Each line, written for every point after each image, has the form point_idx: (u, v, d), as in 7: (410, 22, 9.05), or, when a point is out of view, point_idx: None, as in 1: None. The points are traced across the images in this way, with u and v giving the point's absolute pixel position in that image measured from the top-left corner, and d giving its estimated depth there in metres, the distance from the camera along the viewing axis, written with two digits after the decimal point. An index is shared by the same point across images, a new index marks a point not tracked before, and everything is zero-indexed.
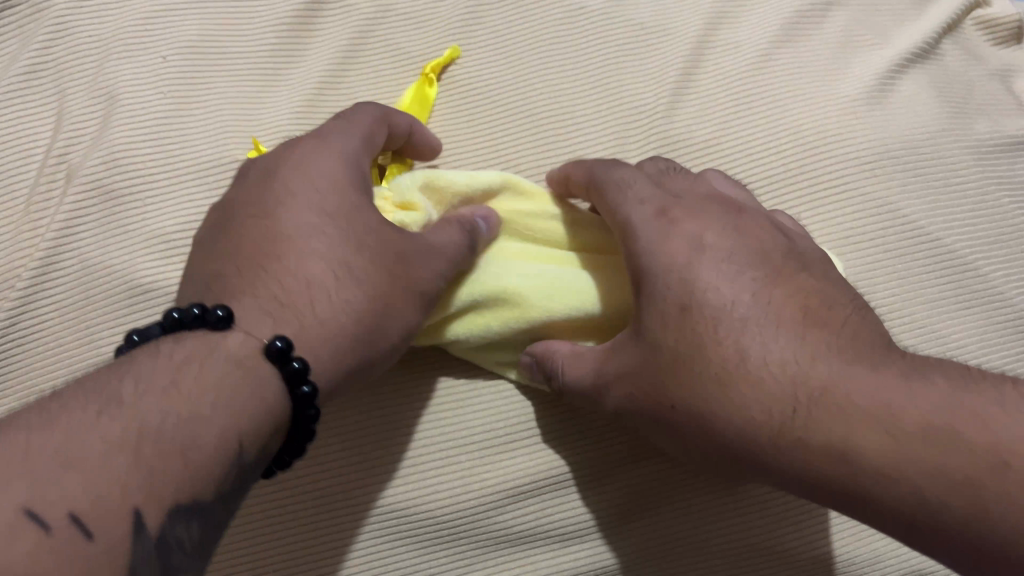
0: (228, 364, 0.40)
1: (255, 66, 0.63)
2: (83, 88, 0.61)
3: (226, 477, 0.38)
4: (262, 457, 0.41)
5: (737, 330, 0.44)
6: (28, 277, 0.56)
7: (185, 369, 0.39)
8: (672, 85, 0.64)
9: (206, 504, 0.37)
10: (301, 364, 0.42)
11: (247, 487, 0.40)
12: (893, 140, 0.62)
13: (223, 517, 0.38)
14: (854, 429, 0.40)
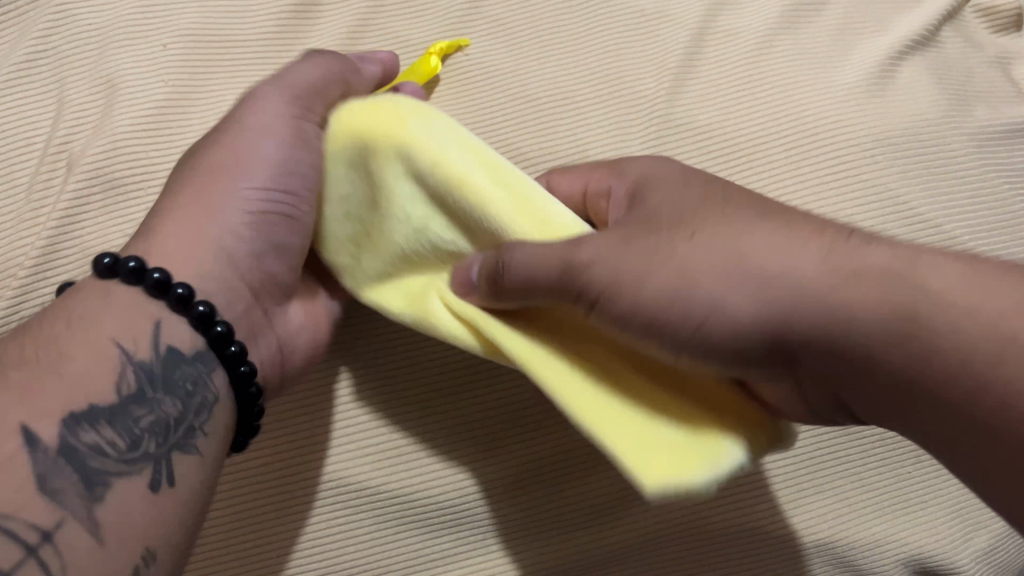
0: (127, 304, 0.44)
1: (256, 53, 0.63)
2: (84, 76, 0.60)
3: (128, 385, 0.42)
4: (181, 369, 0.44)
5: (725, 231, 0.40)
6: (31, 264, 0.56)
7: (77, 319, 0.43)
8: (673, 72, 0.64)
9: (111, 411, 0.40)
10: (184, 290, 0.45)
11: (172, 394, 0.43)
12: (893, 126, 0.63)
13: (151, 423, 0.41)
14: (856, 299, 0.37)
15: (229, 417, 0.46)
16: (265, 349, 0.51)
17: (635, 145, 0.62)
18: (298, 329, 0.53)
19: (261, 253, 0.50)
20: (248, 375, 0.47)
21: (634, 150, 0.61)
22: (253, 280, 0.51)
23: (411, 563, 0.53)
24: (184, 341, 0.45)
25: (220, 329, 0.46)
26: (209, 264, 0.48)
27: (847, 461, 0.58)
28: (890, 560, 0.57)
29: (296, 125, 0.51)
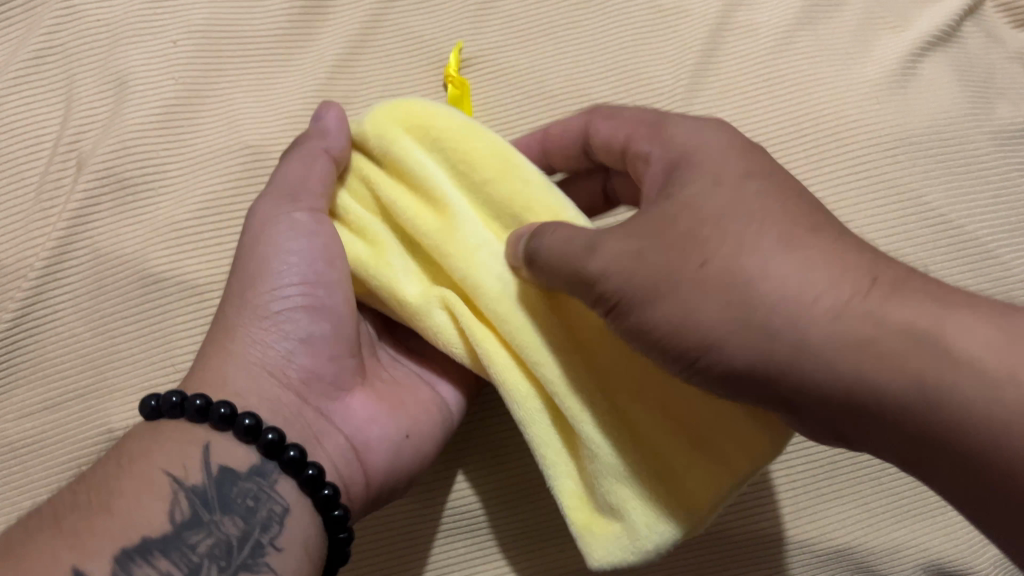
0: (176, 435, 0.43)
1: (266, 49, 0.62)
2: (93, 74, 0.60)
3: (181, 511, 0.40)
4: (237, 486, 0.42)
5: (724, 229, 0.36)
6: (41, 266, 0.55)
7: (132, 456, 0.42)
8: (691, 69, 0.63)
9: (163, 541, 0.39)
10: (251, 420, 0.43)
11: (231, 512, 0.41)
12: (913, 125, 0.62)
13: (208, 545, 0.40)
14: (841, 315, 0.34)
15: (310, 529, 0.44)
16: (334, 451, 0.47)
17: None
18: (368, 421, 0.49)
19: (294, 354, 0.47)
20: (315, 478, 0.43)
21: None
22: (300, 386, 0.47)
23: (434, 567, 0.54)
24: (238, 459, 0.43)
25: (271, 438, 0.43)
26: (247, 384, 0.46)
27: (865, 465, 0.57)
28: (908, 566, 0.56)
29: (286, 218, 0.48)
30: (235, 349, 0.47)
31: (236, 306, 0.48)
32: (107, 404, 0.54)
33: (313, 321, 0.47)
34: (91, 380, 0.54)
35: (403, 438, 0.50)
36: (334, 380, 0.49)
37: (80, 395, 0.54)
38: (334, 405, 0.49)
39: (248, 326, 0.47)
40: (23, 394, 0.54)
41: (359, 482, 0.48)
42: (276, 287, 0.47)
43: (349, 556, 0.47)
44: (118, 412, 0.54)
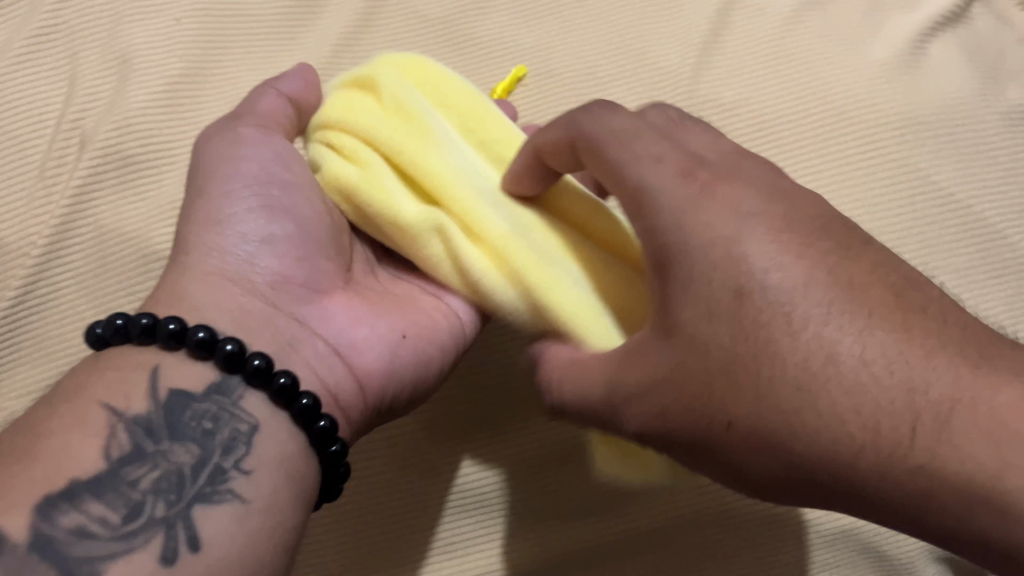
0: (120, 360, 0.38)
1: (271, 28, 0.62)
2: (96, 51, 0.59)
3: (119, 445, 0.34)
4: (190, 410, 0.37)
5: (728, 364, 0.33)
6: (44, 244, 0.55)
7: (63, 392, 0.37)
8: (699, 48, 0.62)
9: (97, 480, 0.33)
10: (205, 333, 0.38)
11: (182, 440, 0.36)
12: (922, 105, 0.61)
13: (155, 478, 0.34)
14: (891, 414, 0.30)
15: (288, 447, 0.39)
16: (315, 355, 0.43)
17: None
18: (352, 325, 0.46)
19: (259, 257, 0.44)
20: (290, 386, 0.39)
21: None
22: (269, 292, 0.44)
23: (440, 544, 0.53)
24: (192, 378, 0.38)
25: (230, 348, 0.38)
26: (207, 290, 0.42)
27: None
28: (914, 547, 0.56)
29: (229, 132, 0.47)
30: (191, 258, 0.43)
31: (186, 223, 0.45)
32: None
33: (272, 220, 0.45)
34: None
35: (399, 337, 0.46)
36: (310, 284, 0.45)
37: None
38: (312, 309, 0.45)
39: (203, 234, 0.44)
40: (26, 372, 0.54)
41: (350, 390, 0.44)
42: (229, 194, 0.44)
43: (343, 487, 0.42)
44: None
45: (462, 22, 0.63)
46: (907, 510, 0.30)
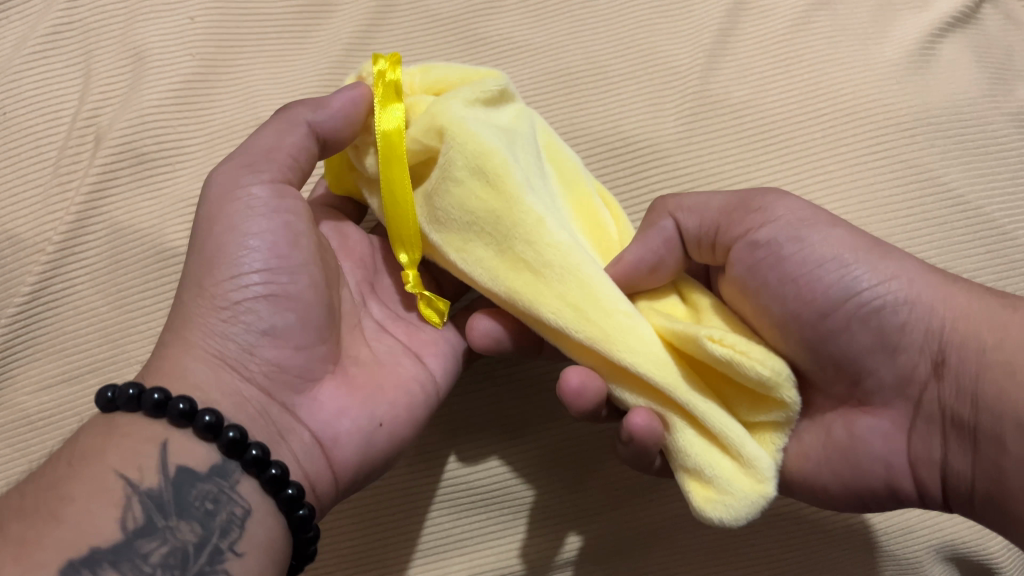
0: (129, 433, 0.41)
1: (284, 27, 0.62)
2: (110, 49, 0.60)
3: (134, 518, 0.38)
4: (197, 488, 0.40)
5: (847, 231, 0.45)
6: (59, 240, 0.55)
7: (82, 455, 0.40)
8: (709, 48, 0.63)
9: (114, 551, 0.37)
10: (212, 417, 0.41)
11: (189, 517, 0.39)
12: (932, 105, 0.61)
13: (163, 554, 0.38)
14: (947, 294, 0.44)
15: (273, 531, 0.42)
16: (298, 449, 0.45)
17: (668, 122, 0.60)
18: (337, 415, 0.46)
19: (257, 346, 0.45)
20: (280, 477, 0.42)
21: (666, 127, 0.60)
22: (264, 381, 0.45)
23: (441, 542, 0.54)
24: (197, 457, 0.41)
25: (234, 435, 0.41)
26: (206, 377, 0.43)
27: None
28: (923, 546, 0.56)
29: (245, 191, 0.45)
30: (192, 339, 0.44)
31: (192, 295, 0.45)
32: (123, 376, 0.54)
33: (276, 312, 0.45)
34: (108, 353, 0.55)
35: (375, 426, 0.47)
36: (303, 374, 0.46)
37: (97, 367, 0.55)
38: (302, 399, 0.46)
39: (209, 318, 0.44)
40: (42, 366, 0.55)
41: (325, 479, 0.46)
42: (238, 274, 0.44)
43: (313, 552, 0.45)
44: None
45: (472, 21, 0.63)
46: (964, 349, 0.43)
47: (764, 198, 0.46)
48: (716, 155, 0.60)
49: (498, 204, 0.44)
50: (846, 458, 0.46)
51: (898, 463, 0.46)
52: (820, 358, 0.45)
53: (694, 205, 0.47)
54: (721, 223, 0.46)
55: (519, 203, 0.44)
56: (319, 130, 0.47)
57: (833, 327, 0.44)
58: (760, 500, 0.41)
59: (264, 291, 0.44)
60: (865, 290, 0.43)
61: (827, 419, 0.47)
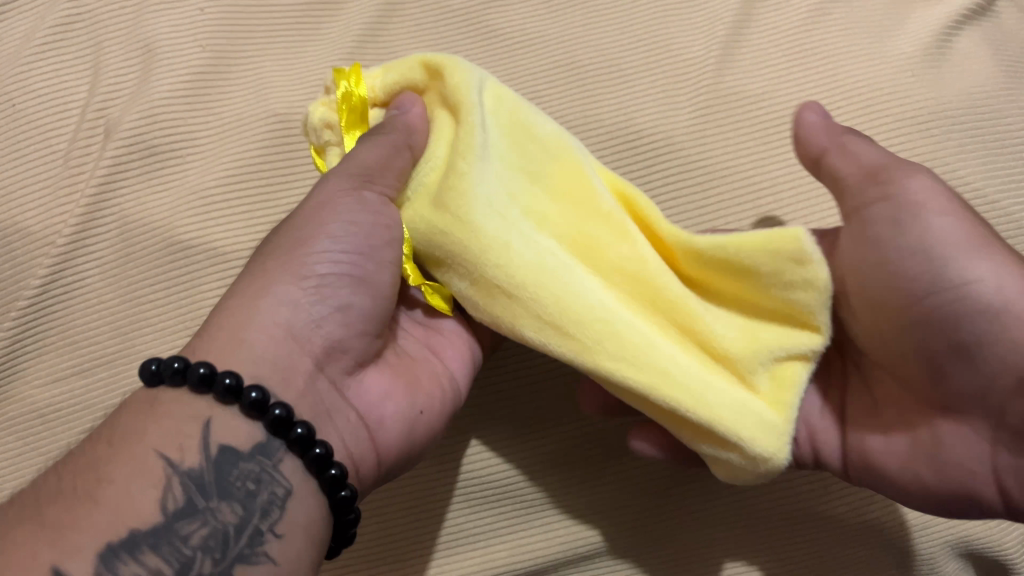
0: (173, 410, 0.40)
1: (294, 19, 0.62)
2: (120, 40, 0.59)
3: (174, 499, 0.38)
4: (238, 468, 0.40)
5: (965, 212, 0.44)
6: (69, 233, 0.55)
7: (122, 435, 0.40)
8: (723, 40, 0.62)
9: (154, 532, 0.37)
10: (258, 393, 0.40)
11: (229, 498, 0.39)
12: (949, 98, 0.61)
13: (204, 536, 0.38)
14: None
15: (314, 511, 0.41)
16: (345, 429, 0.44)
17: (682, 115, 0.60)
18: (381, 398, 0.47)
19: (323, 321, 0.44)
20: (324, 456, 0.41)
21: (680, 120, 0.60)
22: (324, 357, 0.44)
23: (453, 539, 0.54)
24: (240, 436, 0.40)
25: (280, 413, 0.40)
26: (269, 348, 0.42)
27: None
28: (937, 543, 0.56)
29: (355, 194, 0.45)
30: (260, 304, 0.43)
31: (270, 265, 0.44)
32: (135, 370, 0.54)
33: (353, 292, 0.44)
34: (119, 346, 0.55)
35: (416, 414, 0.48)
36: (357, 356, 0.46)
37: (107, 361, 0.54)
38: (350, 380, 0.46)
39: (285, 288, 0.43)
40: (51, 359, 0.54)
41: (369, 460, 0.45)
42: (323, 251, 0.44)
43: (352, 535, 0.45)
44: None
45: (484, 13, 0.63)
46: None
47: (896, 170, 0.45)
48: (730, 149, 0.59)
49: (466, 227, 0.44)
50: (928, 459, 0.47)
51: (981, 469, 0.45)
52: (903, 347, 0.46)
53: (856, 154, 0.47)
54: (852, 186, 0.47)
55: (517, 228, 0.44)
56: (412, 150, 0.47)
57: (915, 318, 0.44)
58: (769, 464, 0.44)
59: (344, 271, 0.44)
60: (977, 283, 0.42)
61: (916, 427, 0.47)
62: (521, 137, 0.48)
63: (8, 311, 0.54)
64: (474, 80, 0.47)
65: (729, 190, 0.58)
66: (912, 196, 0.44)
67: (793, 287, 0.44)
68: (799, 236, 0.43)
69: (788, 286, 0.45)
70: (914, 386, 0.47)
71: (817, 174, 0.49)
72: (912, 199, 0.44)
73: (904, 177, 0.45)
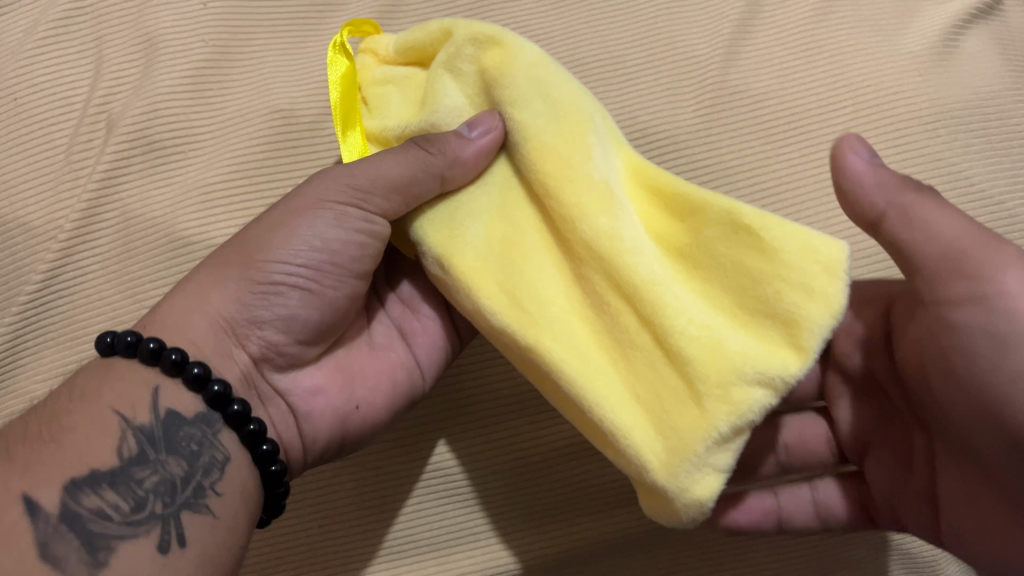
0: (125, 372, 0.40)
1: (296, 13, 0.62)
2: (122, 35, 0.59)
3: (129, 448, 0.38)
4: (184, 429, 0.40)
5: None
6: (71, 228, 0.55)
7: (79, 390, 0.40)
8: (729, 38, 0.62)
9: (111, 475, 0.37)
10: (201, 368, 0.40)
11: (177, 453, 0.39)
12: (956, 98, 0.60)
13: (155, 482, 0.38)
14: None
15: (249, 481, 0.42)
16: (272, 415, 0.45)
17: (685, 114, 0.60)
18: (314, 392, 0.47)
19: (264, 324, 0.44)
20: (257, 433, 0.41)
21: (683, 119, 0.60)
22: (259, 355, 0.44)
23: (452, 535, 0.54)
24: (185, 403, 0.41)
25: (218, 389, 0.41)
26: (209, 341, 0.43)
27: None
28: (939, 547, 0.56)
29: (319, 197, 0.44)
30: (210, 294, 0.43)
31: (236, 260, 0.44)
32: None
33: (306, 306, 0.44)
34: None
35: (352, 407, 0.48)
36: (291, 358, 0.45)
37: None
38: (282, 375, 0.46)
39: (240, 286, 0.43)
40: (52, 354, 0.54)
41: (296, 450, 0.47)
42: (284, 260, 0.43)
43: (284, 507, 0.45)
44: None
45: (489, 9, 0.62)
46: None
47: (988, 260, 0.39)
48: (735, 147, 0.59)
49: (461, 212, 0.45)
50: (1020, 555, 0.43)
51: None
52: (980, 431, 0.41)
53: (933, 227, 0.40)
54: (933, 269, 0.41)
55: (488, 215, 0.45)
56: (449, 182, 0.44)
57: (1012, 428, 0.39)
58: (697, 507, 0.39)
59: (293, 276, 0.43)
60: None
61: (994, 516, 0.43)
62: (545, 111, 0.43)
63: (9, 305, 0.55)
64: (510, 54, 0.45)
65: (733, 188, 0.58)
66: (1001, 282, 0.39)
67: (800, 289, 0.39)
68: (839, 258, 0.39)
69: (800, 288, 0.39)
70: (995, 481, 0.42)
71: (876, 237, 0.43)
72: (996, 289, 0.39)
73: (992, 259, 0.39)
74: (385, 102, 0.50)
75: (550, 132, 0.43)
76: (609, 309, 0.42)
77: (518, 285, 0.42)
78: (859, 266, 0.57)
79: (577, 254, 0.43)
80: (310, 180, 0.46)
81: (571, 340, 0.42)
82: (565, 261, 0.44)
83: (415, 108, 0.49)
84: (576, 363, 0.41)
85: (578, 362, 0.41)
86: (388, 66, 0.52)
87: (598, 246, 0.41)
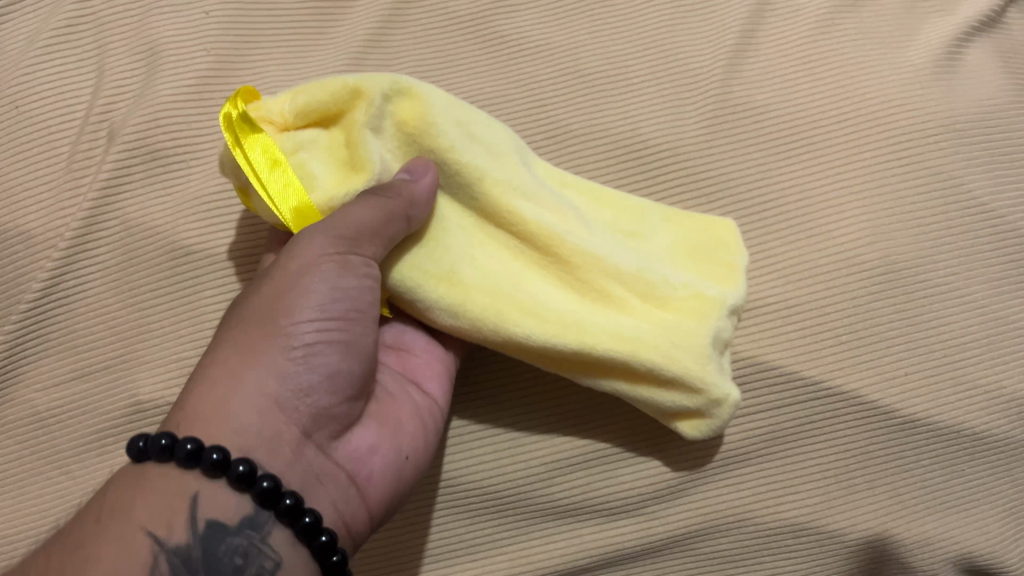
0: (161, 485, 0.39)
1: (299, 23, 0.62)
2: (125, 43, 0.59)
3: None
4: (227, 543, 0.39)
5: None
6: (71, 236, 0.55)
7: (108, 511, 0.38)
8: (732, 50, 0.62)
9: None
10: (246, 467, 0.39)
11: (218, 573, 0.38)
12: (959, 111, 0.60)
13: None
14: None
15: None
16: (335, 492, 0.44)
17: (688, 125, 0.60)
18: (370, 452, 0.46)
19: (311, 390, 0.42)
20: (313, 525, 0.40)
21: (686, 130, 0.59)
22: (310, 424, 0.42)
23: (457, 547, 0.54)
24: (228, 510, 0.39)
25: (267, 484, 0.39)
26: (252, 420, 0.41)
27: (902, 459, 0.56)
28: (939, 559, 0.56)
29: (322, 256, 0.43)
30: (243, 375, 0.41)
31: (259, 334, 0.43)
32: (136, 375, 0.54)
33: (346, 358, 0.43)
34: (120, 351, 0.54)
35: (403, 459, 0.48)
36: (342, 419, 0.45)
37: (109, 365, 0.54)
38: (337, 441, 0.45)
39: (274, 356, 0.42)
40: (52, 363, 0.54)
41: (360, 518, 0.45)
42: (310, 318, 0.43)
43: None
44: (147, 383, 0.54)
45: (492, 19, 0.62)
46: None
47: None
48: (738, 159, 0.59)
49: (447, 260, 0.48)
50: None
51: None
52: None
53: None
54: None
55: (471, 254, 0.48)
56: (411, 222, 0.46)
57: None
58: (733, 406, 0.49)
59: (328, 336, 0.43)
60: None
61: None
62: (483, 152, 0.48)
63: (7, 314, 0.54)
64: (420, 101, 0.48)
65: (734, 201, 0.58)
66: None
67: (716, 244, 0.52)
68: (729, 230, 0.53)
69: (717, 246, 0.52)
70: None
71: None
72: None
73: None
74: (316, 170, 0.47)
75: (494, 162, 0.48)
76: (608, 294, 0.48)
77: (531, 302, 0.47)
78: (861, 280, 0.57)
79: (561, 259, 0.48)
80: (299, 237, 0.45)
81: (594, 327, 0.47)
82: (549, 270, 0.49)
83: (346, 173, 0.48)
84: (612, 340, 0.46)
85: (614, 340, 0.46)
86: (292, 133, 0.49)
87: (578, 249, 0.48)
